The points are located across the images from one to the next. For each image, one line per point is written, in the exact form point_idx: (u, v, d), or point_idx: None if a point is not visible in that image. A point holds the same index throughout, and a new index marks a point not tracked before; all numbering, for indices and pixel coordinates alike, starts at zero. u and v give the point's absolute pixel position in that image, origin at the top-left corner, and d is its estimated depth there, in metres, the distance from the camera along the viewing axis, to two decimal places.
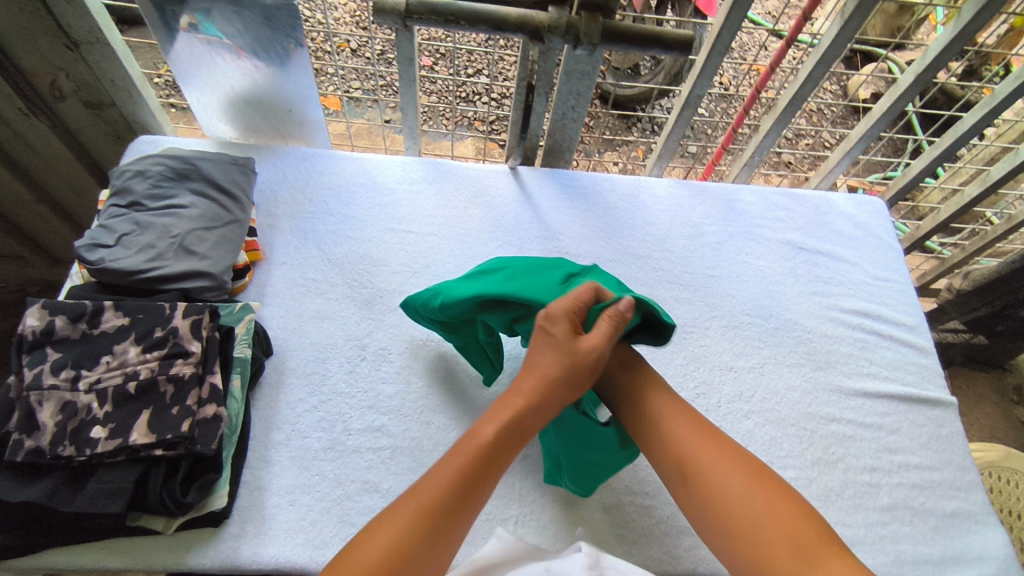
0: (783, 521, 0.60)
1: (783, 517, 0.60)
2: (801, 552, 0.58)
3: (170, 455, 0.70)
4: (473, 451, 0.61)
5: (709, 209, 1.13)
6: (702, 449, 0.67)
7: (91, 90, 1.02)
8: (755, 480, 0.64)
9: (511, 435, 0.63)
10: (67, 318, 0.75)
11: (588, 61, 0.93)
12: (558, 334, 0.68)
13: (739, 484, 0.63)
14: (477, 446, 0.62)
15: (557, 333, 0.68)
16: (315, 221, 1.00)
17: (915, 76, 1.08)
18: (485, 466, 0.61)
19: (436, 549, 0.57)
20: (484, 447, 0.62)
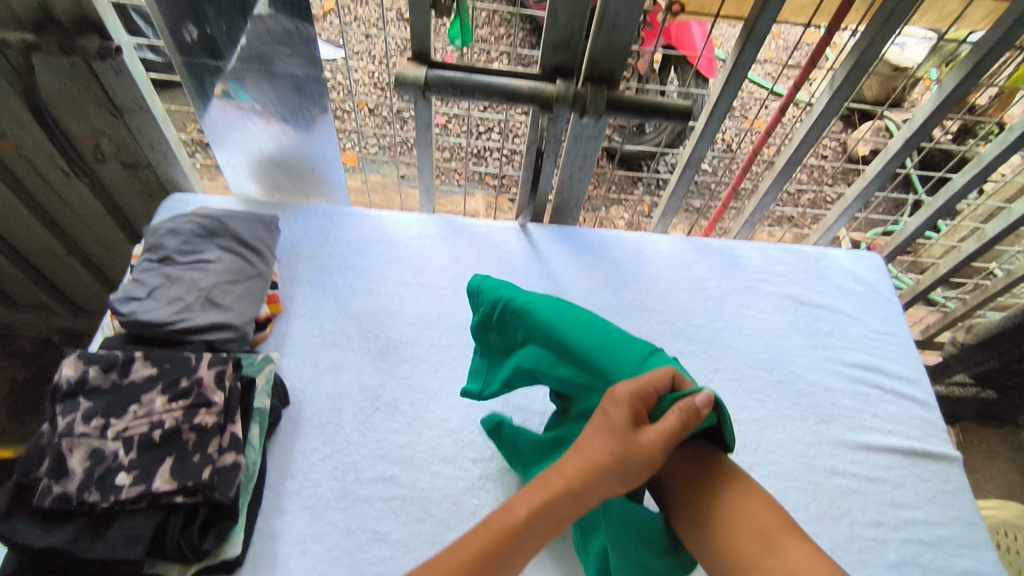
0: (752, 512, 0.66)
1: (753, 509, 0.66)
2: (765, 536, 0.63)
3: (189, 502, 0.73)
4: (503, 527, 0.60)
5: (711, 264, 1.17)
6: (696, 477, 0.71)
7: (129, 152, 1.09)
8: (738, 494, 0.68)
9: (547, 517, 0.61)
10: (98, 368, 0.78)
11: (594, 127, 1.00)
12: (616, 418, 0.66)
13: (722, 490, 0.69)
14: (508, 524, 0.60)
15: (613, 420, 0.66)
16: (334, 274, 1.05)
17: (905, 140, 1.13)
18: (513, 546, 0.59)
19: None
20: (514, 526, 0.60)
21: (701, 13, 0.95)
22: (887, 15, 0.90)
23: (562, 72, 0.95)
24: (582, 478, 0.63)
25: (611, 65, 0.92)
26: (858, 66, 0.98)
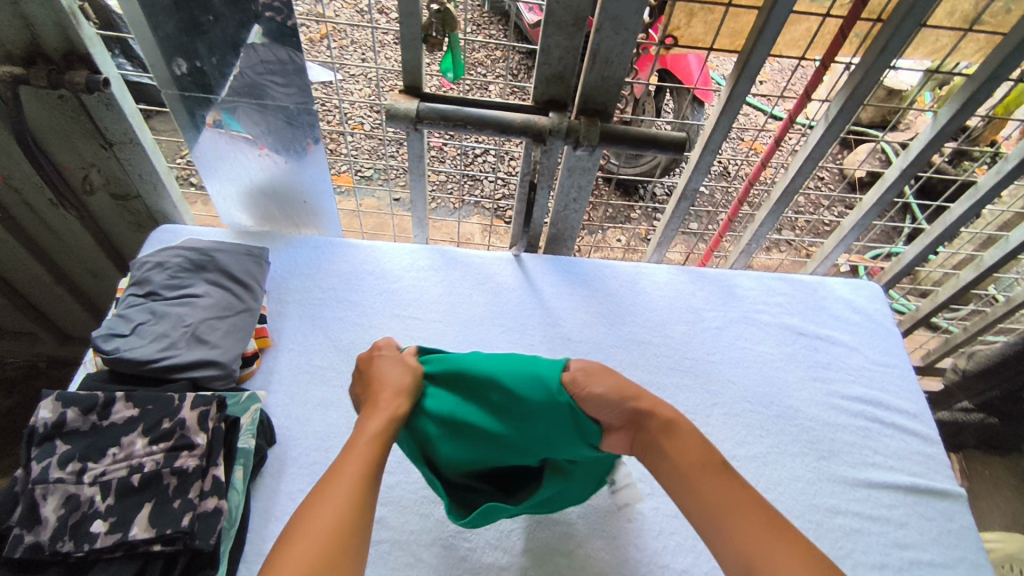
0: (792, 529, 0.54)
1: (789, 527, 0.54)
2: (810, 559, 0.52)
3: (167, 551, 0.70)
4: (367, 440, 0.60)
5: (707, 295, 1.15)
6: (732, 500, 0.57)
7: (119, 184, 1.09)
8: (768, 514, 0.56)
9: (380, 456, 0.60)
10: (78, 410, 0.76)
11: (588, 159, 0.99)
12: (373, 375, 0.71)
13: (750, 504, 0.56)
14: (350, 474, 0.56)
15: (383, 368, 0.71)
16: (324, 308, 1.03)
17: (901, 171, 1.12)
18: (368, 491, 0.56)
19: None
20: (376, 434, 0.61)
21: (695, 47, 0.93)
22: (879, 50, 0.90)
23: (556, 105, 0.95)
24: (393, 412, 0.65)
25: (605, 98, 0.92)
26: (852, 98, 0.97)
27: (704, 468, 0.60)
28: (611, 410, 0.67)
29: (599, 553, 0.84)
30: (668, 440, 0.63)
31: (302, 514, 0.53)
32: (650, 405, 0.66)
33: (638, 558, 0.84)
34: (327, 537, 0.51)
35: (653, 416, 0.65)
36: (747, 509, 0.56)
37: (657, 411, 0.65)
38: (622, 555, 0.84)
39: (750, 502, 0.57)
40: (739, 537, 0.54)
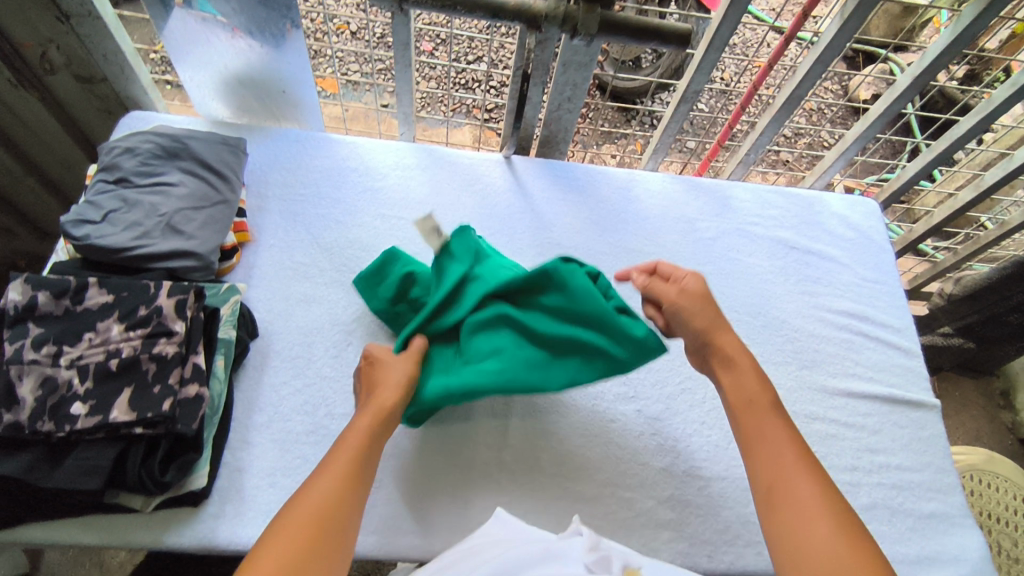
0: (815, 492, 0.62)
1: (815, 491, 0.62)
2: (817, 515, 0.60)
3: (149, 434, 0.70)
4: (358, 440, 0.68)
5: (701, 205, 1.12)
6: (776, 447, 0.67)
7: (82, 63, 1.02)
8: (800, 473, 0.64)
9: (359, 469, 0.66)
10: (49, 293, 0.74)
11: (586, 52, 0.92)
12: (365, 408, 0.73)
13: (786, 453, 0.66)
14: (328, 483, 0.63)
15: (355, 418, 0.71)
16: (305, 203, 0.99)
17: (912, 79, 1.06)
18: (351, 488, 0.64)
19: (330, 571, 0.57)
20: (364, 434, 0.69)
21: None
22: None
23: None
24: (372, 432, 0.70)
25: None
26: None
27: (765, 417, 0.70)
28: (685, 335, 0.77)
29: (580, 450, 0.86)
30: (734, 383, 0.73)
31: (288, 510, 0.60)
32: (734, 343, 0.75)
33: (617, 454, 0.86)
34: (305, 531, 0.58)
35: (725, 358, 0.75)
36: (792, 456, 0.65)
37: (735, 359, 0.74)
38: (602, 452, 0.86)
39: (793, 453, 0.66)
40: (776, 470, 0.65)
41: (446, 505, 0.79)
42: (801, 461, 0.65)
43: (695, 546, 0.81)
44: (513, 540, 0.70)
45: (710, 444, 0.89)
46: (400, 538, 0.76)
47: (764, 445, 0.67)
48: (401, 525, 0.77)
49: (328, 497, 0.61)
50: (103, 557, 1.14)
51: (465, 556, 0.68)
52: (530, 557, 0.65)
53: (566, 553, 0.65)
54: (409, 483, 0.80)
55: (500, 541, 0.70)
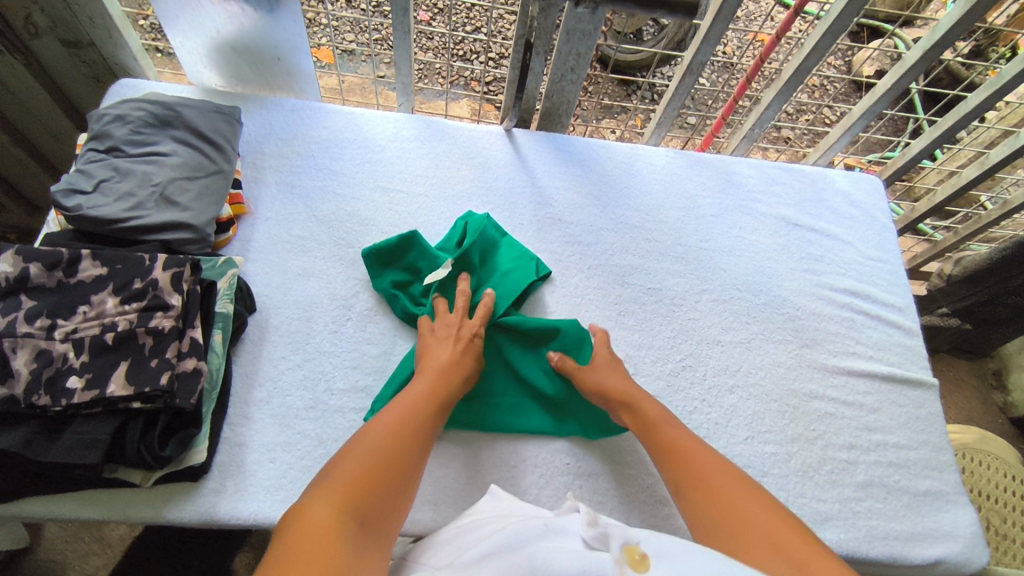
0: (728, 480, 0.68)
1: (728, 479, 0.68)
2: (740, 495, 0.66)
3: (147, 408, 0.69)
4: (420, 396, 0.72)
5: (704, 181, 1.11)
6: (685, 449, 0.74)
7: (68, 27, 0.98)
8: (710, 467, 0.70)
9: (427, 411, 0.71)
10: (42, 266, 0.72)
11: (590, 20, 0.89)
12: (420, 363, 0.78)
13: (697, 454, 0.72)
14: (391, 421, 0.67)
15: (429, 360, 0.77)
16: (303, 175, 0.97)
17: (922, 54, 1.03)
18: (411, 433, 0.67)
19: (392, 498, 0.60)
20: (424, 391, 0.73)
21: None
22: None
23: None
24: (441, 383, 0.75)
25: None
26: None
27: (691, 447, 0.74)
28: (599, 396, 0.82)
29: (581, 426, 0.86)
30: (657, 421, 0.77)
31: (360, 439, 0.64)
32: (642, 391, 0.81)
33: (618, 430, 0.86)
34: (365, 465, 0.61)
35: (638, 404, 0.79)
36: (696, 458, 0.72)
37: (643, 403, 0.79)
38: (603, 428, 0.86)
39: (699, 454, 0.73)
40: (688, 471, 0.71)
41: (447, 481, 0.79)
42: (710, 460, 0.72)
43: None
44: (511, 516, 0.68)
45: (710, 421, 0.89)
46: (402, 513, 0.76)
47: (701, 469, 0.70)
48: None
49: (392, 429, 0.66)
50: (104, 530, 1.15)
51: (463, 532, 0.66)
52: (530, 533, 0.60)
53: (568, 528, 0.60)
54: None
55: (497, 519, 0.68)
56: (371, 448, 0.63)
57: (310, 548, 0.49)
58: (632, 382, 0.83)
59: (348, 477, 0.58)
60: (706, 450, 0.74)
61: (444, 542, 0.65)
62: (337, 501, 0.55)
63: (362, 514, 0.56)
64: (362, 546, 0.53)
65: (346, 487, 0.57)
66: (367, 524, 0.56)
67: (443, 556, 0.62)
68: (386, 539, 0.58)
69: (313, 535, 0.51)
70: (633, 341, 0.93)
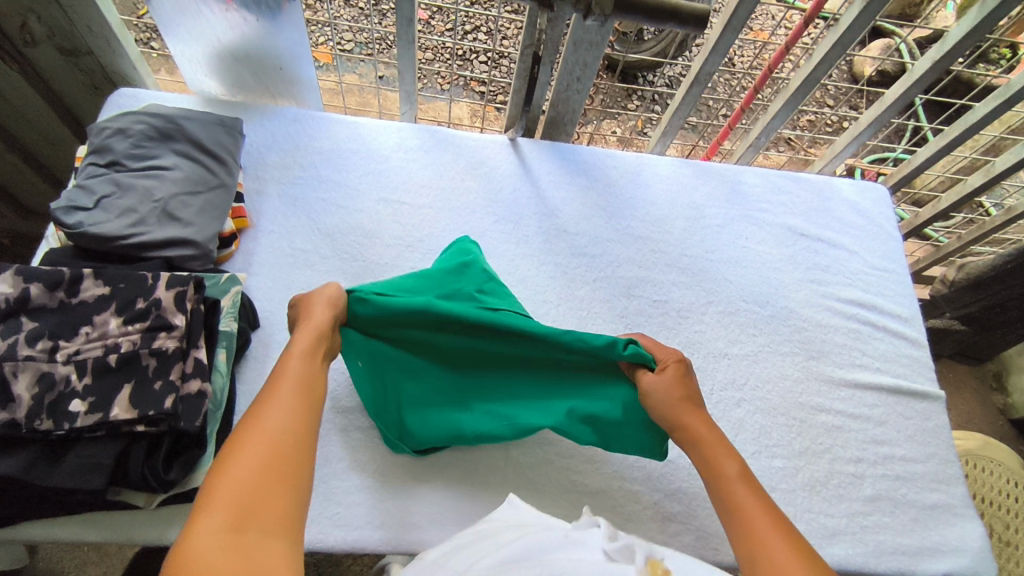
0: (794, 548, 0.58)
1: (795, 548, 0.59)
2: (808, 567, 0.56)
3: (152, 431, 0.68)
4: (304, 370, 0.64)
5: (711, 190, 1.10)
6: (749, 501, 0.64)
7: (65, 36, 0.96)
8: (773, 530, 0.61)
9: (304, 388, 0.62)
10: (43, 286, 0.71)
11: (598, 31, 0.88)
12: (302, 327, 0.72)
13: (761, 513, 0.63)
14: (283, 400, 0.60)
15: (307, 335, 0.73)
16: (305, 187, 0.96)
17: (931, 64, 1.02)
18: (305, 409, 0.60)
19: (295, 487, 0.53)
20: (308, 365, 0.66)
21: None
22: None
23: None
24: (312, 354, 0.67)
25: None
26: None
27: (756, 507, 0.64)
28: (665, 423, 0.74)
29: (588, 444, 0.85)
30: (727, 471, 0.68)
31: (241, 432, 0.55)
32: (715, 432, 0.72)
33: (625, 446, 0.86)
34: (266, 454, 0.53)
35: (702, 439, 0.71)
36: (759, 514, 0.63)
37: (711, 444, 0.71)
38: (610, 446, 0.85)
39: (764, 510, 0.63)
40: (751, 531, 0.61)
41: (454, 500, 0.78)
42: (774, 521, 0.62)
43: (703, 540, 0.81)
44: (529, 526, 0.68)
45: None
46: (409, 533, 0.75)
47: (765, 541, 0.60)
48: (408, 520, 0.76)
49: (290, 411, 0.59)
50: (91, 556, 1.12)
51: (481, 539, 0.65)
52: (550, 544, 0.61)
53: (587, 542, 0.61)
54: (418, 479, 0.79)
55: (514, 527, 0.67)
56: (250, 438, 0.54)
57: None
58: (710, 421, 0.74)
59: (228, 478, 0.50)
60: (778, 516, 0.63)
61: (461, 549, 0.64)
62: (219, 511, 0.48)
63: (251, 517, 0.49)
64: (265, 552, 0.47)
65: (227, 492, 0.49)
66: (256, 521, 0.49)
67: (462, 560, 0.61)
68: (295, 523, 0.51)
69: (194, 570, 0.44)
70: None
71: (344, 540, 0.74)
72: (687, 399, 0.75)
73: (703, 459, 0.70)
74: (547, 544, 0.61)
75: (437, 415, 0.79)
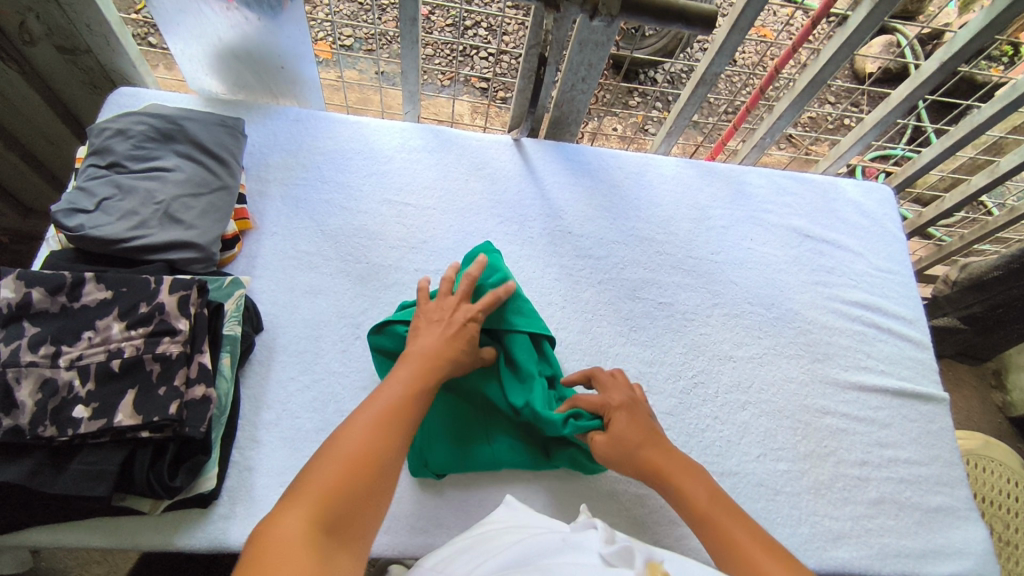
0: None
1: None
2: None
3: (156, 437, 0.67)
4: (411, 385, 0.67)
5: (715, 191, 1.09)
6: (741, 534, 0.64)
7: (63, 34, 0.95)
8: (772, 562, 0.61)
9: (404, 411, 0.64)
10: (45, 290, 0.70)
11: (604, 31, 0.87)
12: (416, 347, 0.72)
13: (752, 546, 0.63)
14: (378, 411, 0.63)
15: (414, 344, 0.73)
16: (308, 188, 0.95)
17: (939, 65, 1.01)
18: (397, 419, 0.63)
19: (370, 505, 0.57)
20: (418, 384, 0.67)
21: None
22: None
23: None
24: (428, 373, 0.69)
25: None
26: None
27: (738, 527, 0.66)
28: (635, 471, 0.73)
29: None
30: (700, 501, 0.69)
31: (334, 441, 0.59)
32: (683, 466, 0.72)
33: None
34: (353, 462, 0.58)
35: (673, 479, 0.71)
36: (752, 548, 0.63)
37: (683, 481, 0.71)
38: None
39: (755, 542, 0.63)
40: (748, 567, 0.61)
41: (460, 505, 0.78)
42: (768, 549, 0.63)
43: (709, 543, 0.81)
44: (528, 528, 0.67)
45: (723, 439, 0.88)
46: (415, 537, 0.75)
47: (757, 562, 0.61)
48: (414, 524, 0.76)
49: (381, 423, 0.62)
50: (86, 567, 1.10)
51: (483, 542, 0.65)
52: (548, 547, 0.61)
53: (583, 543, 0.61)
54: (424, 483, 0.79)
55: (513, 530, 0.67)
56: (347, 451, 0.58)
57: (277, 572, 0.48)
58: (672, 450, 0.74)
59: (320, 482, 0.55)
60: (769, 543, 0.64)
61: (464, 552, 0.64)
62: (307, 511, 0.53)
63: (332, 526, 0.53)
64: (337, 556, 0.52)
65: (321, 491, 0.55)
66: (339, 533, 0.53)
67: (463, 565, 0.61)
68: (363, 540, 0.56)
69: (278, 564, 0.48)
70: (645, 358, 0.92)
71: None
72: (653, 437, 0.75)
73: (682, 500, 0.70)
74: (546, 548, 0.61)
75: (461, 445, 0.79)
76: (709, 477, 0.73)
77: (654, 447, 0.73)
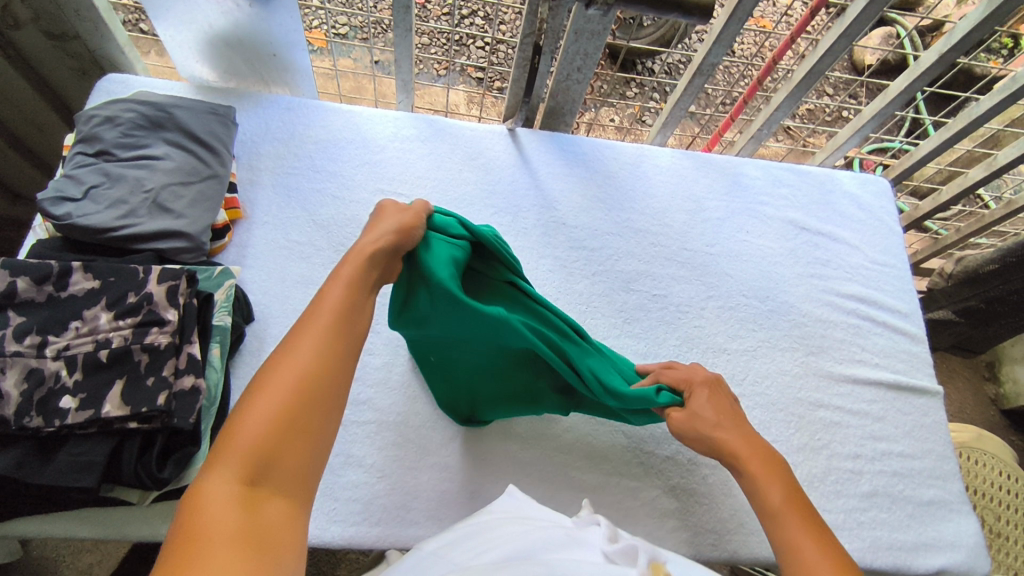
0: None
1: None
2: None
3: (144, 428, 0.66)
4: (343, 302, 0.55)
5: (711, 182, 1.09)
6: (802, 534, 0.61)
7: (51, 19, 0.94)
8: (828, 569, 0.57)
9: (341, 332, 0.53)
10: (31, 280, 0.69)
11: (600, 21, 0.86)
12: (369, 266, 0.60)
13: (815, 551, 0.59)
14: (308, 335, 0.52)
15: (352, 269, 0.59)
16: (299, 177, 0.94)
17: (937, 56, 1.01)
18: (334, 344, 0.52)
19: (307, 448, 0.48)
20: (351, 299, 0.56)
21: None
22: None
23: None
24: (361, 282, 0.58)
25: None
26: None
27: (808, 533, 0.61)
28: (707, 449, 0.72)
29: (588, 438, 0.85)
30: (773, 493, 0.65)
31: (263, 372, 0.49)
32: (765, 455, 0.69)
33: (625, 442, 0.85)
34: (279, 400, 0.48)
35: (748, 465, 0.68)
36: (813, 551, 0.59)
37: (756, 468, 0.67)
38: (608, 440, 0.85)
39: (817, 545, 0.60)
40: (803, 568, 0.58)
41: (452, 496, 0.78)
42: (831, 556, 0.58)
43: (699, 535, 0.81)
44: (531, 519, 0.67)
45: None
46: (406, 529, 0.75)
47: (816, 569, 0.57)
48: (406, 515, 0.76)
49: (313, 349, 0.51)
50: (79, 556, 1.10)
51: (483, 530, 0.65)
52: (553, 541, 0.61)
53: (588, 541, 0.61)
54: (415, 475, 0.78)
55: (515, 520, 0.67)
56: (286, 378, 0.49)
57: (199, 530, 0.41)
58: (760, 440, 0.70)
59: (254, 417, 0.47)
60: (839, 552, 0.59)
61: (462, 541, 0.63)
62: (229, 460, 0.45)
63: (266, 474, 0.45)
64: (268, 510, 0.44)
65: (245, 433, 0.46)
66: (273, 477, 0.46)
67: (462, 554, 0.61)
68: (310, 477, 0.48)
69: (208, 523, 0.42)
70: (638, 350, 0.92)
71: (341, 536, 0.73)
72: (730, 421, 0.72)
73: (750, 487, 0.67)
74: (551, 542, 0.61)
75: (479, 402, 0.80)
76: (791, 475, 0.68)
77: (733, 429, 0.71)
